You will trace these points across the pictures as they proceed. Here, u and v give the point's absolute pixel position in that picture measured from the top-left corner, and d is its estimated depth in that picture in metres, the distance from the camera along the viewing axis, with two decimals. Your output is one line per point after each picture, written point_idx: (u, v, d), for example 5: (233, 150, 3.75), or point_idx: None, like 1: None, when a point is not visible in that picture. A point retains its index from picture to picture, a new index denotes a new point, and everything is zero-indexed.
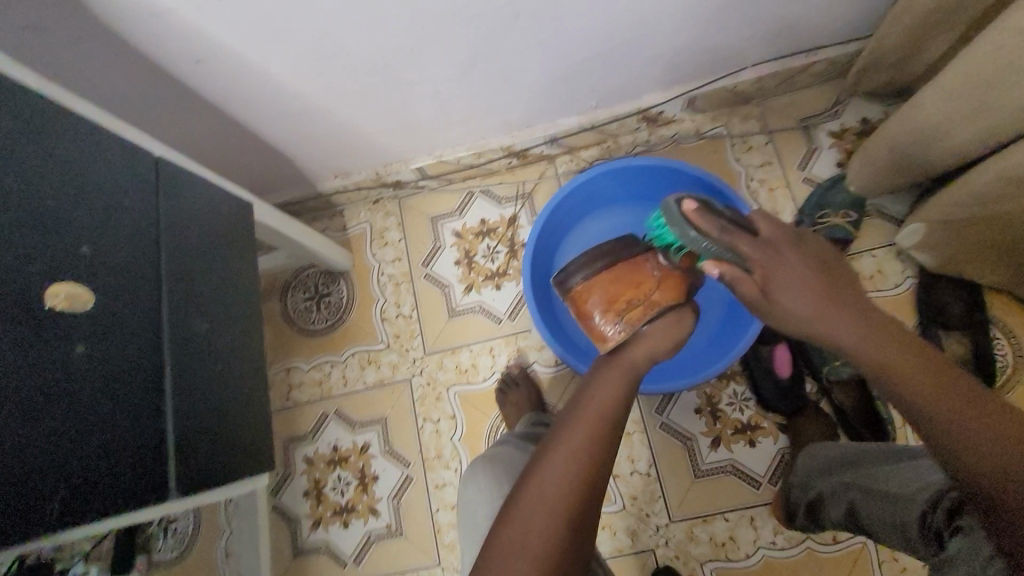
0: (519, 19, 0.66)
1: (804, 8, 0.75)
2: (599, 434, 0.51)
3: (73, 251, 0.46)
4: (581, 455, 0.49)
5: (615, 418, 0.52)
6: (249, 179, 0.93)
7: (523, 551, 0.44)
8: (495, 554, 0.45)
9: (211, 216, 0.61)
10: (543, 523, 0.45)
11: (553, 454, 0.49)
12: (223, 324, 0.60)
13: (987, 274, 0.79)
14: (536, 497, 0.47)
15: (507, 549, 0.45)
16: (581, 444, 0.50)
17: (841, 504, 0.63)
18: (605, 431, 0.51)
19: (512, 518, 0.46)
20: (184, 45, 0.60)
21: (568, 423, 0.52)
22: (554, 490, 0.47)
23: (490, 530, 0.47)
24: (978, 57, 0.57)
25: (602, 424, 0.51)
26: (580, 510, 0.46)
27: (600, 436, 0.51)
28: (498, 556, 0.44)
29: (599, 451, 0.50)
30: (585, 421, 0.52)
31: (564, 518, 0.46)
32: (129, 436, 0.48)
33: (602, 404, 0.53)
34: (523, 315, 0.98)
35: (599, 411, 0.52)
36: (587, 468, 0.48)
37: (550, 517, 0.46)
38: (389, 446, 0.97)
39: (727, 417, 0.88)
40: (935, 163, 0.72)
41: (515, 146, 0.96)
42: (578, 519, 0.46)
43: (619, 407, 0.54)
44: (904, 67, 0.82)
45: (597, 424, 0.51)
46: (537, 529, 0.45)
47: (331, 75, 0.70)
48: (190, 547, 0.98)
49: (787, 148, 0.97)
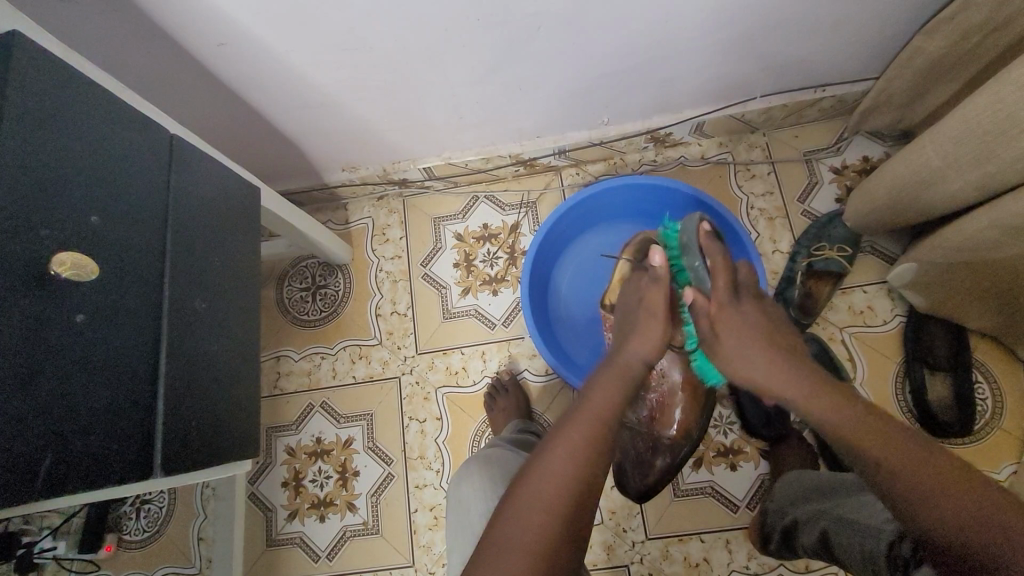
0: (540, 32, 0.67)
1: (817, 45, 0.78)
2: (600, 435, 0.52)
3: (82, 221, 0.46)
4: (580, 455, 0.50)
5: (614, 417, 0.54)
6: (258, 164, 0.93)
7: (519, 546, 0.45)
8: (492, 548, 0.46)
9: (219, 198, 0.61)
10: (541, 520, 0.47)
11: (553, 452, 0.51)
12: (221, 305, 0.60)
13: (972, 318, 0.81)
14: (536, 498, 0.48)
15: (501, 546, 0.45)
16: (577, 447, 0.51)
17: (814, 530, 0.64)
18: (604, 431, 0.52)
19: (510, 514, 0.47)
20: (208, 28, 0.61)
21: (567, 425, 0.53)
22: (548, 490, 0.48)
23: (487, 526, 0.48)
24: (980, 107, 0.60)
25: (597, 425, 0.53)
26: (576, 509, 0.48)
27: (599, 438, 0.52)
28: (495, 551, 0.45)
29: (598, 454, 0.51)
30: (580, 422, 0.53)
31: (562, 516, 0.47)
32: (120, 408, 0.48)
33: (600, 409, 0.54)
34: (518, 321, 0.99)
35: (599, 411, 0.54)
36: (582, 474, 0.49)
37: (548, 513, 0.47)
38: (372, 442, 0.97)
39: (711, 439, 0.89)
40: (931, 207, 0.74)
41: (523, 155, 0.97)
42: (572, 523, 0.47)
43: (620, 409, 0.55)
44: (907, 110, 0.84)
45: (598, 426, 0.53)
46: (533, 526, 0.46)
47: (352, 69, 0.71)
48: (160, 531, 0.96)
49: (789, 180, 0.99)
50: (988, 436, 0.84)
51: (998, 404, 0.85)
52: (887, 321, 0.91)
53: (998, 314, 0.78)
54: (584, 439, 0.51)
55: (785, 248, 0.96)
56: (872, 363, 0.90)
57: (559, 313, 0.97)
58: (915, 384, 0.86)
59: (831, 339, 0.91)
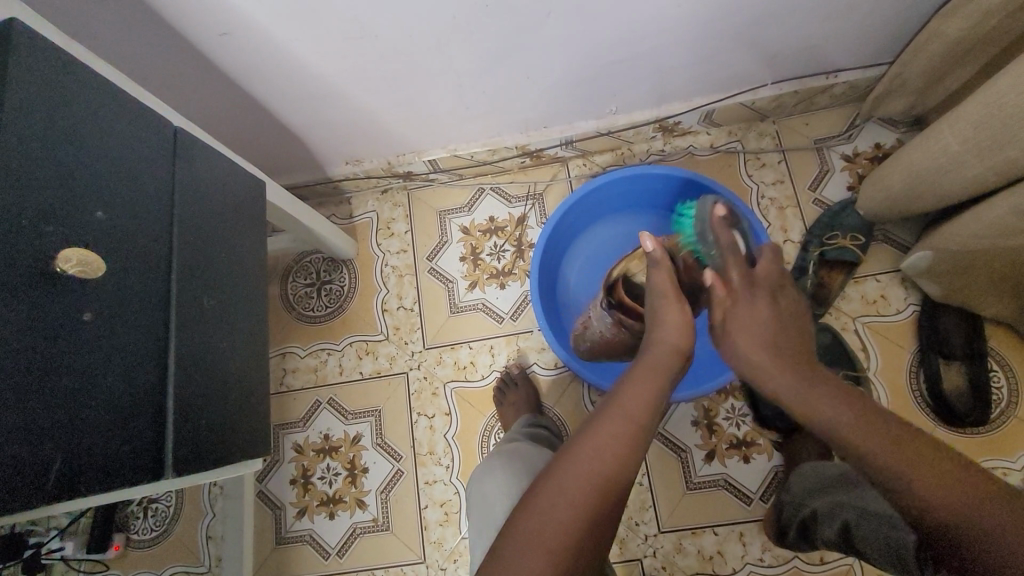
0: (549, 18, 0.66)
1: (830, 30, 0.76)
2: (633, 432, 0.50)
3: (87, 216, 0.45)
4: (612, 450, 0.48)
5: (648, 418, 0.51)
6: (261, 158, 0.92)
7: (539, 543, 0.44)
8: (512, 544, 0.45)
9: (225, 193, 0.60)
10: (568, 512, 0.45)
11: (582, 447, 0.49)
12: (228, 301, 0.58)
13: (989, 306, 0.80)
14: (553, 496, 0.46)
15: (523, 540, 0.44)
16: (606, 444, 0.49)
17: (833, 522, 0.64)
18: (636, 431, 0.50)
19: (532, 509, 0.46)
20: (210, 16, 0.59)
21: (597, 420, 0.51)
22: (576, 488, 0.46)
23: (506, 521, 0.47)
24: (1002, 90, 0.58)
25: (627, 422, 0.50)
26: (599, 511, 0.46)
27: (629, 436, 0.50)
28: (515, 545, 0.44)
29: (628, 454, 0.49)
30: (608, 421, 0.51)
31: (585, 515, 0.46)
32: (128, 408, 0.46)
33: (633, 406, 0.51)
34: (526, 315, 0.98)
35: (632, 410, 0.51)
36: (612, 472, 0.48)
37: (570, 514, 0.45)
38: (381, 438, 0.96)
39: (723, 431, 0.88)
40: (948, 195, 0.73)
41: (530, 145, 0.96)
42: (594, 520, 0.46)
43: (653, 409, 0.52)
44: (920, 95, 0.83)
45: (628, 427, 0.50)
46: (555, 523, 0.45)
47: (356, 59, 0.69)
48: (168, 530, 0.95)
49: (799, 168, 0.98)
50: (1004, 425, 0.84)
51: (1014, 393, 0.84)
52: (900, 310, 0.90)
53: (1016, 302, 0.77)
54: (614, 437, 0.49)
55: (796, 238, 0.95)
56: (885, 353, 0.89)
57: (570, 305, 0.97)
58: (930, 374, 0.85)
59: (844, 329, 0.91)
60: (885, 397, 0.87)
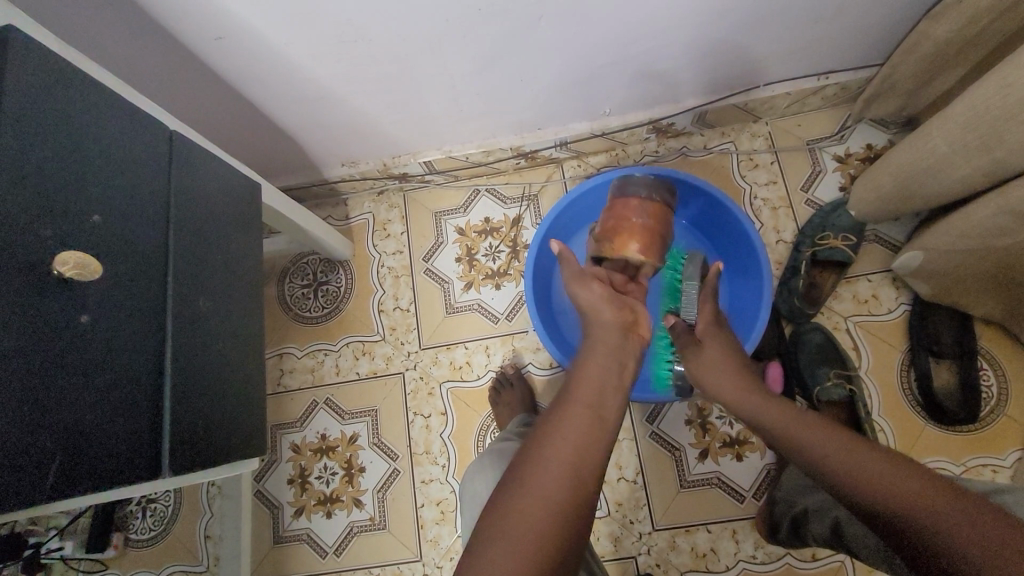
0: (541, 20, 0.66)
1: (820, 32, 0.77)
2: (588, 412, 0.51)
3: (84, 220, 0.46)
4: (569, 435, 0.49)
5: (601, 397, 0.53)
6: (258, 159, 0.93)
7: (510, 539, 0.44)
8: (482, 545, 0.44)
9: (220, 195, 0.60)
10: (535, 503, 0.45)
11: (541, 439, 0.50)
12: (224, 302, 0.59)
13: (978, 305, 0.81)
14: (518, 492, 0.46)
15: (494, 538, 0.44)
16: (562, 431, 0.50)
17: (825, 519, 0.65)
18: (590, 409, 0.51)
19: (501, 509, 0.46)
20: (205, 21, 0.60)
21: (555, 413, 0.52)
22: (539, 482, 0.47)
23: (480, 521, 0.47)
24: (988, 92, 0.59)
25: (587, 406, 0.51)
26: (564, 498, 0.46)
27: (584, 418, 0.51)
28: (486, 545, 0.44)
29: (586, 435, 0.49)
30: (570, 408, 0.51)
31: (562, 504, 0.46)
32: (126, 409, 0.47)
33: (584, 391, 0.53)
34: (521, 315, 0.99)
35: (581, 391, 0.53)
36: (571, 457, 0.48)
37: (544, 508, 0.45)
38: (377, 437, 0.97)
39: (716, 430, 0.89)
40: (937, 195, 0.74)
41: (525, 147, 0.97)
42: (562, 509, 0.45)
43: (605, 388, 0.54)
44: (911, 96, 0.84)
45: (582, 408, 0.51)
46: (524, 518, 0.45)
47: (350, 62, 0.70)
48: (167, 529, 0.96)
49: (792, 168, 0.98)
50: (993, 422, 0.85)
51: (1004, 390, 0.85)
52: (891, 310, 0.90)
53: (1005, 301, 0.78)
54: (569, 422, 0.50)
55: (789, 238, 0.96)
56: (876, 352, 0.90)
57: (564, 306, 0.97)
58: (920, 372, 0.86)
59: (835, 328, 0.91)
60: (876, 395, 0.88)
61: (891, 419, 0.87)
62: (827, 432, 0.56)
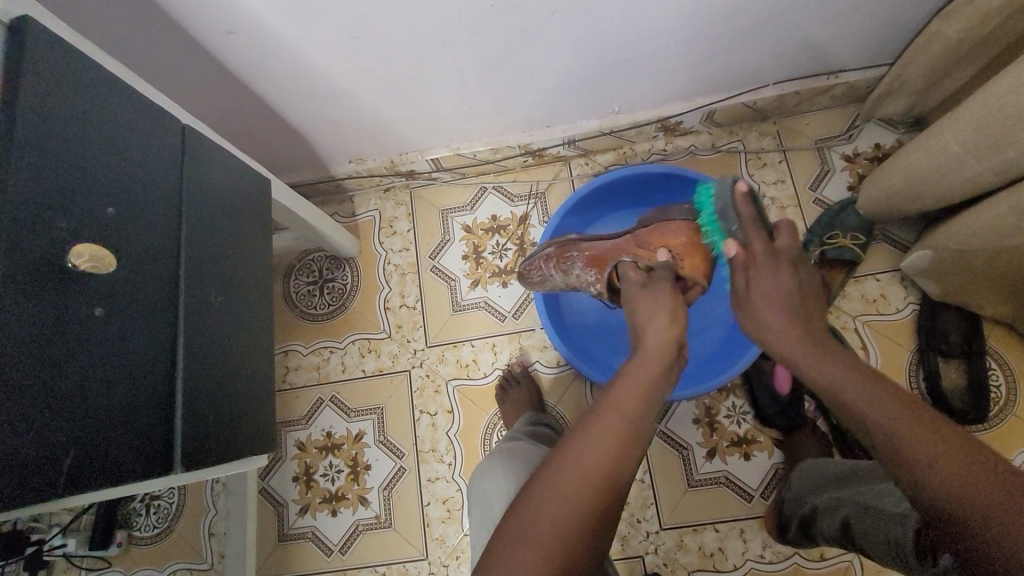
0: (554, 17, 0.66)
1: (831, 31, 0.77)
2: (628, 428, 0.50)
3: (98, 212, 0.45)
4: (608, 447, 0.48)
5: (642, 413, 0.51)
6: (265, 155, 0.92)
7: (536, 540, 0.43)
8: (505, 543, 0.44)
9: (231, 190, 0.60)
10: (565, 507, 0.45)
11: (575, 445, 0.48)
12: (235, 297, 0.58)
13: (988, 305, 0.81)
14: (549, 494, 0.46)
15: (519, 538, 0.44)
16: (602, 440, 0.48)
17: (835, 518, 0.64)
18: (630, 429, 0.50)
19: (529, 507, 0.45)
20: (217, 14, 0.59)
21: (594, 418, 0.51)
22: (573, 487, 0.46)
23: (503, 517, 0.47)
24: (1002, 91, 0.59)
25: (622, 416, 0.50)
26: (595, 509, 0.45)
27: (625, 433, 0.49)
28: (508, 544, 0.44)
29: (624, 451, 0.49)
30: (605, 415, 0.50)
31: (588, 515, 0.45)
32: (138, 403, 0.47)
33: (626, 403, 0.51)
34: (528, 313, 0.98)
35: (625, 405, 0.51)
36: (609, 469, 0.47)
37: (570, 507, 0.45)
38: (383, 435, 0.96)
39: (724, 429, 0.89)
40: (947, 195, 0.73)
41: (533, 144, 0.96)
42: (592, 518, 0.45)
43: (647, 404, 0.52)
44: (920, 96, 0.84)
45: (623, 423, 0.50)
46: (552, 520, 0.44)
47: (361, 58, 0.69)
48: (170, 527, 0.95)
49: (800, 168, 0.98)
50: (1002, 422, 0.85)
51: (1012, 391, 0.85)
52: (899, 309, 0.90)
53: (1015, 301, 0.78)
54: (609, 433, 0.49)
55: (797, 237, 0.96)
56: (884, 351, 0.90)
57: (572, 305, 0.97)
58: (928, 372, 0.86)
59: (844, 327, 0.91)
60: None
61: None
62: (879, 403, 0.48)
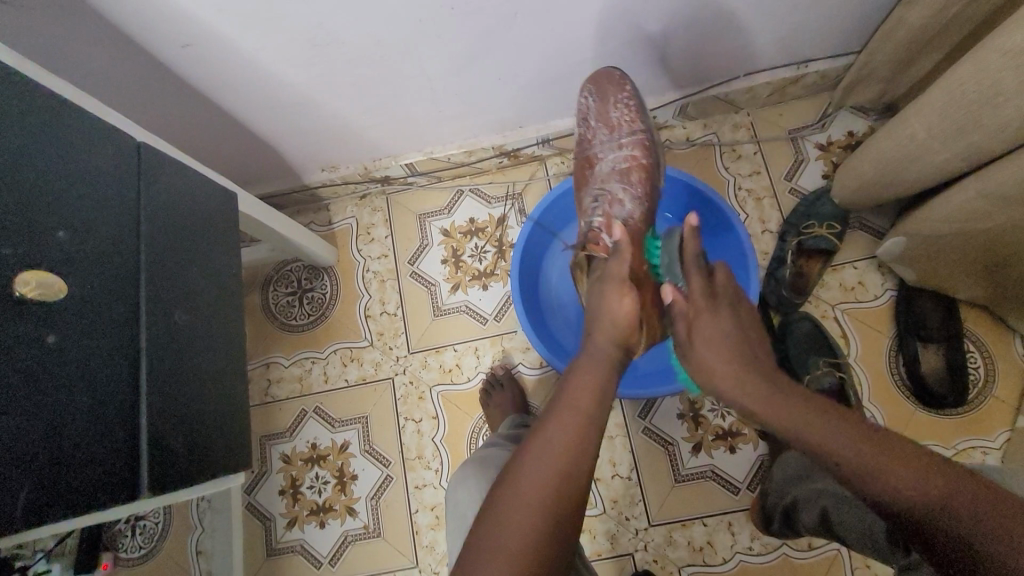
0: (516, 17, 0.65)
1: (797, 21, 0.76)
2: (582, 424, 0.51)
3: (49, 238, 0.45)
4: (562, 449, 0.49)
5: (593, 410, 0.52)
6: (235, 167, 0.91)
7: (497, 550, 0.45)
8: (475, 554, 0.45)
9: (194, 205, 0.59)
10: (524, 513, 0.46)
11: (532, 451, 0.50)
12: (201, 316, 0.57)
13: (962, 289, 0.81)
14: (509, 500, 0.47)
15: (487, 548, 0.45)
16: (559, 442, 0.50)
17: (814, 509, 0.65)
18: (586, 426, 0.51)
19: (491, 518, 0.47)
20: (170, 27, 0.58)
21: (547, 420, 0.52)
22: (531, 494, 0.47)
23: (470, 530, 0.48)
24: (965, 76, 0.59)
25: (580, 415, 0.51)
26: (553, 509, 0.47)
27: (579, 430, 0.50)
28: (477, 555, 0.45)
29: (578, 449, 0.50)
30: (562, 415, 0.52)
31: (545, 515, 0.46)
32: (100, 431, 0.46)
33: (579, 401, 0.52)
34: (509, 315, 0.98)
35: (577, 403, 0.52)
36: (564, 468, 0.48)
37: (530, 512, 0.46)
38: (368, 445, 0.96)
39: (708, 423, 0.89)
40: (918, 181, 0.73)
41: (506, 146, 0.96)
42: (553, 517, 0.47)
43: (599, 399, 0.53)
44: (890, 81, 0.83)
45: (579, 421, 0.51)
46: (512, 525, 0.46)
47: (324, 65, 0.68)
48: (157, 546, 0.95)
49: (775, 158, 0.98)
50: (981, 405, 0.85)
51: (990, 373, 0.86)
52: (877, 296, 0.91)
53: (989, 284, 0.78)
54: (562, 433, 0.50)
55: (774, 228, 0.96)
56: (864, 338, 0.90)
57: (552, 306, 0.97)
58: (908, 358, 0.86)
59: (824, 316, 0.92)
60: (865, 380, 0.89)
61: (880, 404, 0.88)
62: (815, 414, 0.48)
